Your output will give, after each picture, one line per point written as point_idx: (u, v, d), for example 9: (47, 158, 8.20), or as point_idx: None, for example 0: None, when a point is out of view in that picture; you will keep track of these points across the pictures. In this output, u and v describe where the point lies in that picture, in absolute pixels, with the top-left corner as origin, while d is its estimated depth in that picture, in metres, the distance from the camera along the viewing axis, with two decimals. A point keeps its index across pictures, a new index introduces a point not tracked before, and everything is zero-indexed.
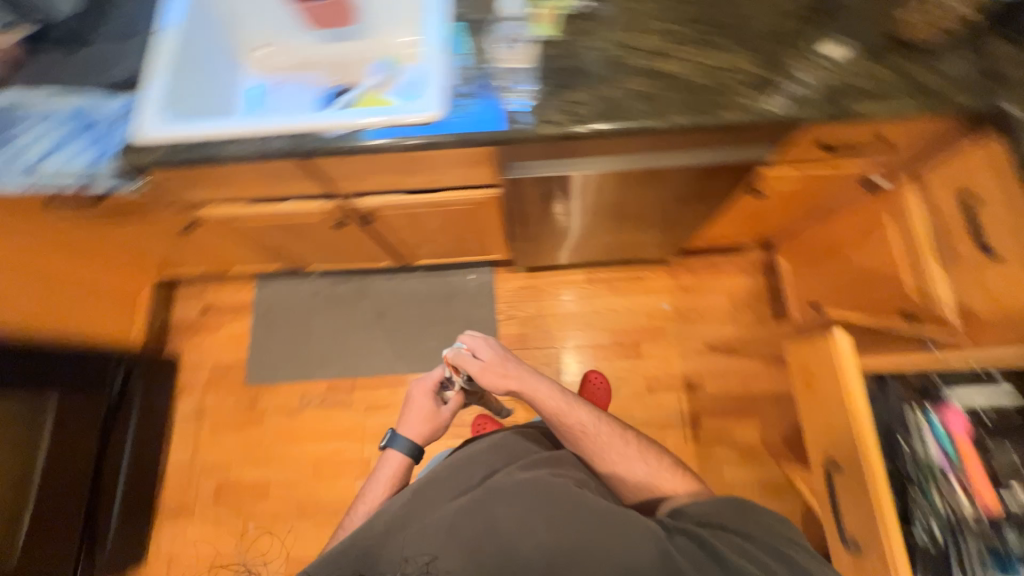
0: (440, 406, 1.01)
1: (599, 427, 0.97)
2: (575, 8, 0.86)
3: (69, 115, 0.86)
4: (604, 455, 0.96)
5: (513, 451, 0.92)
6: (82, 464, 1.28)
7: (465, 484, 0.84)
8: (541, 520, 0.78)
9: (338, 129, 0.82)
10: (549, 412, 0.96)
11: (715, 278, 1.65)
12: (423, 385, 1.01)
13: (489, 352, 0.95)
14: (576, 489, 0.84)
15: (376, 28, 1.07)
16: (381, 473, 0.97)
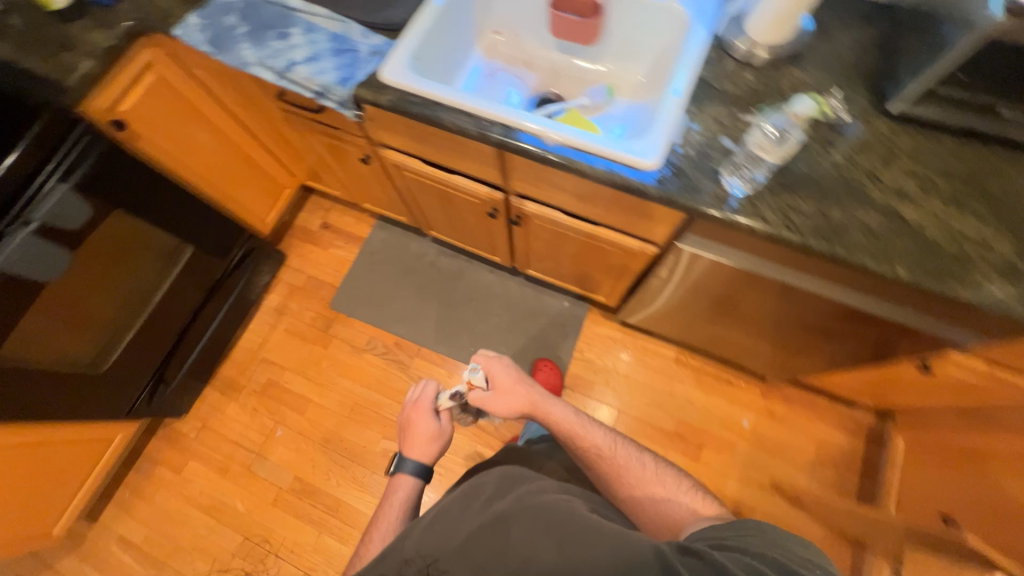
0: (441, 424, 0.98)
1: (614, 450, 0.93)
2: (834, 119, 0.81)
3: (332, 35, 0.94)
4: (619, 478, 0.90)
5: (520, 478, 0.82)
6: (180, 313, 1.42)
7: (468, 511, 0.76)
8: (538, 542, 0.67)
9: (553, 139, 0.83)
10: (561, 432, 0.95)
11: (810, 421, 1.50)
12: (419, 407, 0.99)
13: (511, 371, 1.00)
14: (580, 510, 0.72)
15: (611, 56, 1.08)
16: (394, 496, 0.92)
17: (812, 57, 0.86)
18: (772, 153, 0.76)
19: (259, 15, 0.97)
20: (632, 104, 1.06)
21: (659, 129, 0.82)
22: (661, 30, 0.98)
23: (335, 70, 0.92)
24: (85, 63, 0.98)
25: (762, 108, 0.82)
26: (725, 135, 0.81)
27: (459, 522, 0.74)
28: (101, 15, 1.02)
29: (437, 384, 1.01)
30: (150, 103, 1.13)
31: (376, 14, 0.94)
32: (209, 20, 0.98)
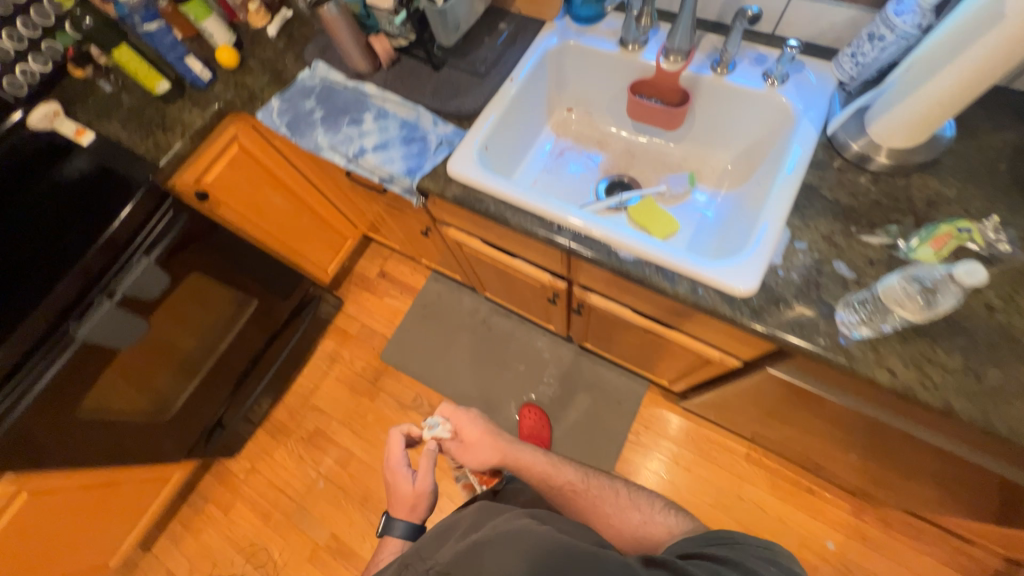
0: (417, 476, 0.85)
1: (587, 484, 0.87)
2: (988, 248, 0.65)
3: (403, 122, 0.93)
4: (595, 510, 0.83)
5: (498, 511, 0.67)
6: (240, 361, 1.47)
7: (436, 549, 0.63)
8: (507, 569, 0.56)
9: (628, 250, 0.75)
10: (532, 477, 0.88)
11: (911, 551, 1.27)
12: (391, 457, 0.87)
13: (479, 424, 0.93)
14: (559, 533, 0.59)
15: (695, 141, 0.98)
16: (379, 563, 0.82)
17: (954, 164, 0.72)
18: (913, 312, 0.61)
19: (335, 100, 0.99)
20: (717, 195, 0.95)
21: (756, 246, 0.71)
22: (759, 121, 0.87)
23: (403, 159, 0.90)
24: (178, 142, 1.04)
25: (888, 227, 0.69)
26: (839, 259, 0.69)
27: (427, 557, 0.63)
28: (196, 96, 1.08)
29: (409, 426, 0.90)
30: (231, 173, 1.19)
31: (448, 102, 0.92)
32: (289, 104, 1.01)
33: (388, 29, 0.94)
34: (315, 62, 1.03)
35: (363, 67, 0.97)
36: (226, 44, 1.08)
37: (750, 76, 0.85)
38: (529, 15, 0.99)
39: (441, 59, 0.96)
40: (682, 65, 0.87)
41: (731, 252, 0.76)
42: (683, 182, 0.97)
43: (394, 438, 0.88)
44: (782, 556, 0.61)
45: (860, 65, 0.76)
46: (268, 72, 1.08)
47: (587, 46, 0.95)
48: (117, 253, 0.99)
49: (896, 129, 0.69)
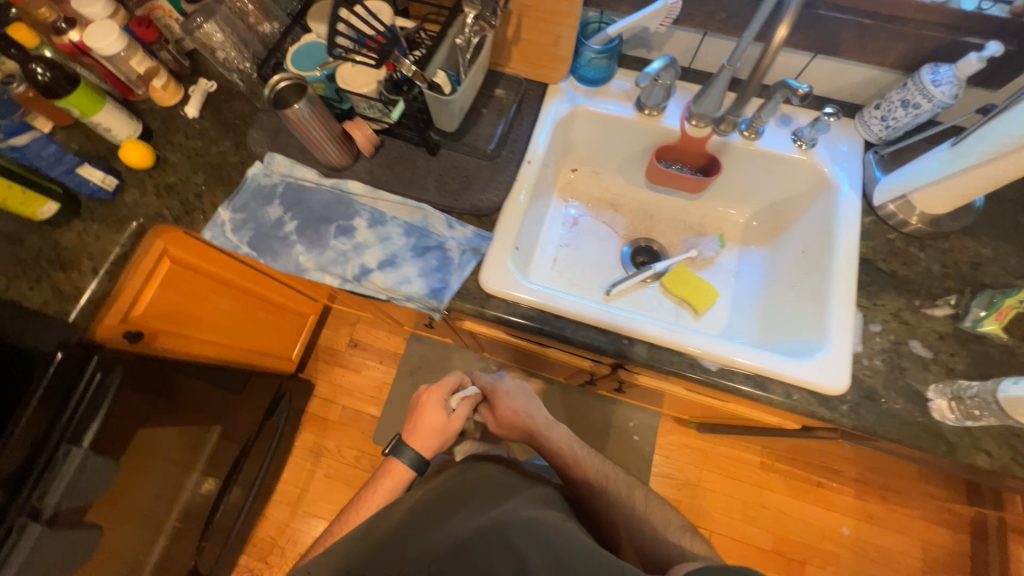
0: (451, 418, 0.84)
1: (611, 482, 0.78)
2: None
3: (409, 228, 0.77)
4: (614, 508, 0.75)
5: (507, 491, 0.73)
6: (210, 498, 1.21)
7: (455, 513, 0.68)
8: (526, 557, 0.59)
9: (709, 359, 0.69)
10: (557, 456, 0.82)
11: (909, 519, 1.43)
12: (435, 392, 0.85)
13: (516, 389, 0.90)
14: (570, 531, 0.64)
15: (717, 198, 0.94)
16: (380, 483, 0.81)
17: (983, 223, 0.75)
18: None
19: (310, 204, 0.79)
20: (746, 253, 0.93)
21: (836, 337, 0.69)
22: (790, 182, 0.84)
23: (422, 276, 0.74)
24: (91, 283, 0.77)
25: (947, 298, 0.70)
26: (913, 338, 0.69)
27: (449, 521, 0.66)
28: (102, 212, 0.81)
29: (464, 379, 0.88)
30: (166, 295, 0.92)
31: (460, 197, 0.78)
32: (245, 213, 0.79)
33: (365, 112, 0.78)
34: (269, 155, 0.81)
35: (340, 162, 0.78)
36: (132, 139, 0.81)
37: (777, 138, 0.81)
38: (527, 76, 0.86)
39: (437, 143, 0.80)
40: (708, 132, 0.81)
41: (803, 337, 0.74)
42: (713, 245, 0.93)
43: (448, 381, 0.88)
44: None
45: (890, 128, 0.75)
46: (201, 169, 0.84)
47: (601, 111, 0.85)
48: (34, 452, 0.71)
49: (943, 199, 0.70)
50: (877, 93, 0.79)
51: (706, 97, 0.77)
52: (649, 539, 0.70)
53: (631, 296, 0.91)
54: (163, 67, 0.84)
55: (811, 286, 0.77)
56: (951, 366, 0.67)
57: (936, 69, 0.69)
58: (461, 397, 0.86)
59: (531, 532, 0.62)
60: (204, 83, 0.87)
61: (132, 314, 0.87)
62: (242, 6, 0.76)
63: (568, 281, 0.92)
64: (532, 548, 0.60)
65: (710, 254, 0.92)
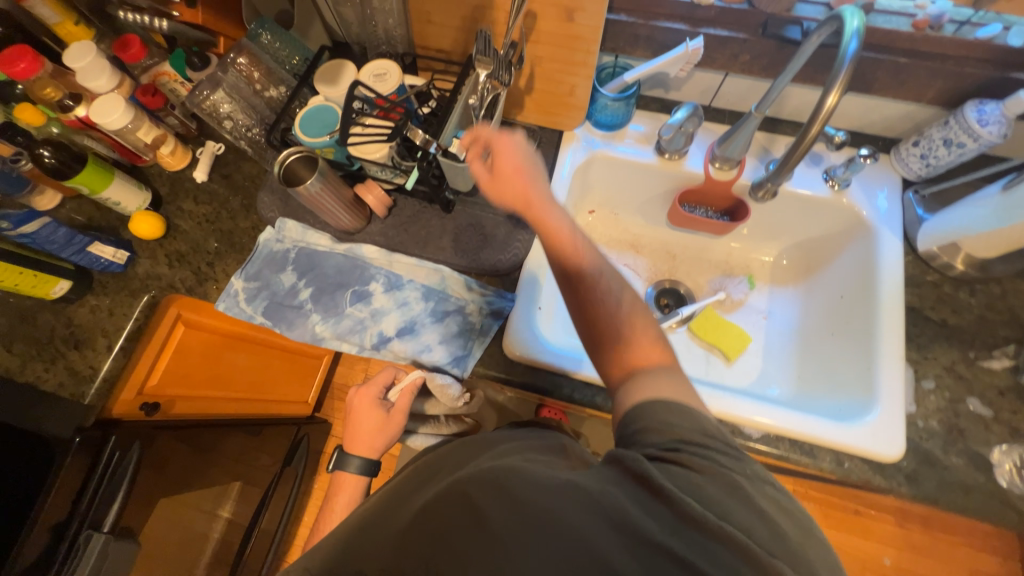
0: (389, 414, 0.77)
1: (603, 280, 0.54)
2: None
3: (427, 291, 0.74)
4: (594, 309, 0.52)
5: (471, 458, 0.53)
6: (229, 557, 1.17)
7: (408, 503, 0.48)
8: (486, 511, 0.40)
9: (750, 426, 0.65)
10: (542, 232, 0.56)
11: (954, 547, 1.35)
12: (365, 392, 0.77)
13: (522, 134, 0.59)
14: (541, 469, 0.44)
15: (745, 236, 0.90)
16: (335, 503, 0.76)
17: None
18: None
19: (324, 270, 0.77)
20: (777, 295, 0.88)
21: (888, 396, 0.64)
22: (824, 221, 0.80)
23: (443, 343, 0.71)
24: (105, 362, 0.75)
25: (1004, 348, 0.66)
26: (970, 394, 0.64)
27: (395, 517, 0.46)
28: (115, 285, 0.79)
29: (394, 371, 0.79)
30: (181, 361, 0.90)
31: (478, 257, 0.75)
32: (258, 281, 0.77)
33: (376, 174, 0.75)
34: (280, 220, 0.78)
35: (353, 226, 0.76)
36: (142, 211, 0.79)
37: (808, 179, 0.77)
38: (539, 125, 0.83)
39: (452, 200, 0.77)
40: (735, 174, 0.78)
41: (849, 396, 0.69)
42: (742, 286, 0.90)
43: (382, 377, 0.79)
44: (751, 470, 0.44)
45: (931, 166, 0.71)
46: (212, 235, 0.82)
47: (620, 156, 0.81)
48: (57, 537, 0.70)
49: (995, 244, 0.65)
50: (914, 127, 0.75)
51: (732, 142, 0.73)
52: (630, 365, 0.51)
53: None
54: (170, 133, 0.83)
55: (853, 337, 0.72)
56: (1014, 426, 0.62)
57: (981, 106, 0.64)
58: (394, 390, 0.76)
59: (490, 479, 0.42)
60: (212, 146, 0.85)
61: (148, 384, 0.85)
62: (248, 73, 0.75)
63: None
64: (489, 497, 0.40)
65: (739, 295, 0.89)
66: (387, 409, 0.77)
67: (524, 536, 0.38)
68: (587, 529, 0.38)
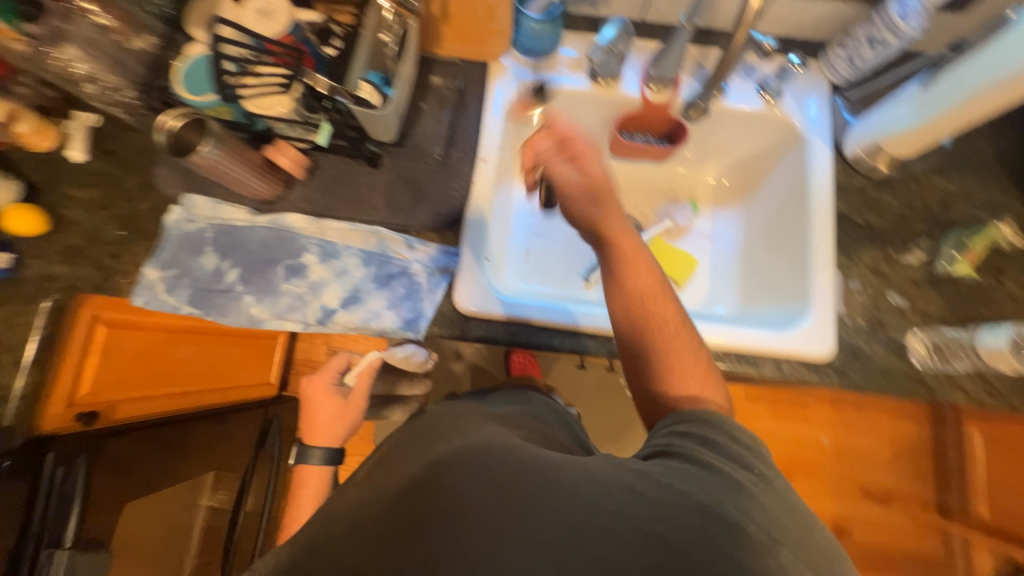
0: (348, 397, 0.76)
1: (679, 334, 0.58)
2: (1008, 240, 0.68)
3: (367, 256, 0.70)
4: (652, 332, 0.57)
5: (450, 423, 0.56)
6: (220, 542, 1.18)
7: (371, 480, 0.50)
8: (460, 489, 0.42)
9: (702, 346, 0.68)
10: (643, 304, 0.58)
11: (878, 418, 1.54)
12: (320, 380, 0.77)
13: (590, 209, 0.61)
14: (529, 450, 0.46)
15: (686, 160, 0.90)
16: (302, 496, 0.71)
17: (950, 158, 0.74)
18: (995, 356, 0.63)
19: (248, 247, 0.70)
20: (720, 217, 0.90)
21: (819, 301, 0.69)
22: (760, 136, 0.81)
23: (392, 308, 0.68)
24: (19, 379, 0.69)
25: (920, 242, 0.71)
26: (890, 289, 0.69)
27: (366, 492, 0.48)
28: (5, 294, 0.70)
29: (349, 355, 0.79)
30: (111, 363, 0.83)
31: (416, 213, 0.71)
32: (176, 269, 0.69)
33: (285, 131, 0.67)
34: (186, 197, 0.70)
35: (270, 192, 0.69)
36: (14, 204, 0.68)
37: (743, 93, 0.76)
38: (463, 58, 0.76)
39: (378, 154, 0.71)
40: (669, 95, 0.75)
41: (786, 305, 0.74)
42: (687, 212, 0.90)
43: (336, 364, 0.80)
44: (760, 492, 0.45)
45: (857, 69, 0.72)
46: (109, 222, 0.72)
47: (553, 85, 0.78)
48: None
49: (913, 143, 0.67)
50: (841, 26, 0.74)
51: (665, 59, 0.71)
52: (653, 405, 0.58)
53: None
54: (24, 106, 0.69)
55: (790, 247, 0.76)
56: (926, 312, 0.68)
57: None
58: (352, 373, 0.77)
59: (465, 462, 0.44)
60: (85, 118, 0.73)
61: (78, 395, 0.78)
62: (102, 22, 0.63)
63: (545, 274, 0.86)
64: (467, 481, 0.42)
65: (684, 221, 0.89)
66: (343, 392, 0.77)
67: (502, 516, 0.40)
68: (584, 496, 0.42)
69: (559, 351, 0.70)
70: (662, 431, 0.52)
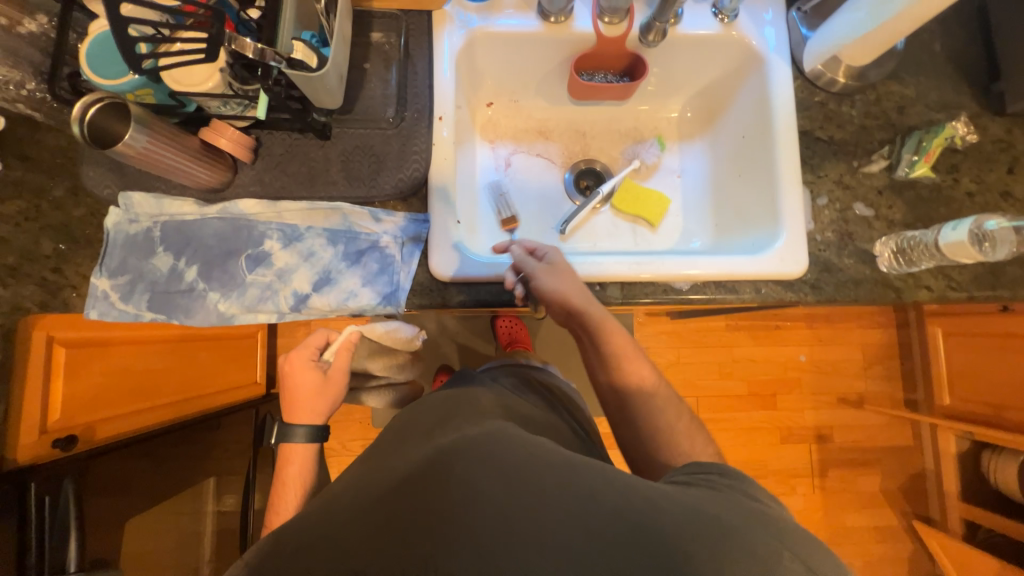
0: (330, 373, 0.73)
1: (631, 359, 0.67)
2: (963, 137, 0.70)
3: (332, 234, 0.67)
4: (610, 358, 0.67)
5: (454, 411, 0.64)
6: (232, 544, 1.18)
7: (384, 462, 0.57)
8: (470, 480, 0.48)
9: (682, 280, 0.69)
10: (608, 335, 0.65)
11: (850, 330, 1.63)
12: (298, 355, 0.73)
13: (557, 287, 0.62)
14: (537, 445, 0.52)
15: (646, 97, 0.88)
16: (286, 475, 0.69)
17: (905, 62, 0.74)
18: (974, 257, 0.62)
19: (203, 241, 0.66)
20: (687, 152, 0.89)
21: (790, 222, 0.70)
22: (716, 62, 0.80)
23: (368, 285, 0.66)
24: None
25: (882, 151, 0.72)
26: (856, 201, 0.71)
27: (386, 467, 0.55)
28: None
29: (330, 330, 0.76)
30: (78, 385, 0.79)
31: (377, 182, 0.67)
32: (128, 274, 0.65)
33: (220, 111, 0.62)
34: (123, 196, 0.65)
35: (215, 181, 0.64)
36: None
37: (698, 17, 0.75)
38: (403, 9, 0.71)
39: (327, 124, 0.66)
40: (625, 27, 0.72)
41: (757, 230, 0.75)
42: (654, 149, 0.89)
43: (315, 340, 0.75)
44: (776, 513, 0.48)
45: None
46: (42, 234, 0.66)
47: (502, 29, 0.74)
48: None
49: (868, 51, 0.66)
50: None
51: None
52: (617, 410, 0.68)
53: (586, 228, 0.87)
54: None
55: (756, 172, 0.76)
56: (891, 219, 0.70)
57: None
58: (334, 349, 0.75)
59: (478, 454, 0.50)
60: None
61: (51, 421, 0.74)
62: None
63: (519, 231, 0.85)
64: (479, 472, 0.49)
65: (652, 159, 0.89)
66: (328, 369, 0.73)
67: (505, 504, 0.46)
68: (576, 478, 0.48)
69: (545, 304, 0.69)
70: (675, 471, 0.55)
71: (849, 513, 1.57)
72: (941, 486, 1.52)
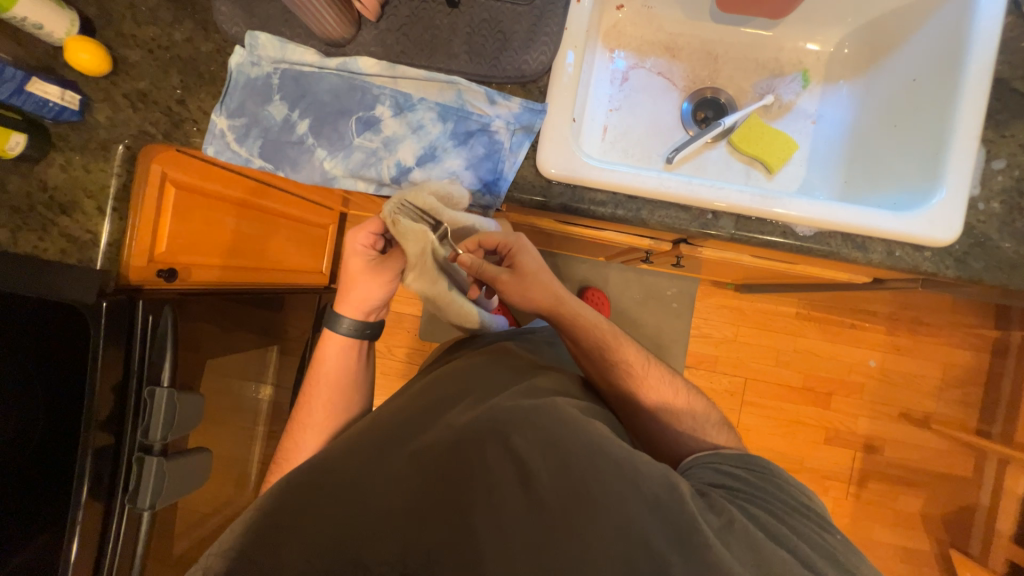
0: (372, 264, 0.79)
1: (622, 344, 0.75)
2: None
3: (444, 110, 0.64)
4: (596, 357, 0.74)
5: (509, 381, 0.71)
6: (283, 411, 1.27)
7: (446, 414, 0.66)
8: (526, 457, 0.55)
9: (804, 225, 0.62)
10: (589, 344, 0.74)
11: (934, 345, 1.50)
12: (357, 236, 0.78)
13: (526, 292, 0.72)
14: (586, 433, 0.59)
15: (802, 21, 0.77)
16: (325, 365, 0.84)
17: None
18: None
19: (318, 95, 0.65)
20: (831, 95, 0.79)
21: (953, 181, 0.60)
22: None
23: (470, 169, 0.65)
24: (102, 224, 0.70)
25: None
26: None
27: (450, 423, 0.63)
28: (79, 139, 0.68)
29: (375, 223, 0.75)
30: (182, 225, 0.85)
31: (499, 61, 0.63)
32: (244, 117, 0.66)
33: None
34: (250, 35, 0.64)
35: (339, 33, 0.63)
36: (74, 37, 0.64)
37: None
38: None
39: None
40: None
41: (898, 191, 0.66)
42: (794, 85, 0.79)
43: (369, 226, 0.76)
44: (803, 523, 0.57)
45: None
46: (171, 65, 0.67)
47: None
48: (121, 397, 0.73)
49: None
50: None
51: None
52: (628, 384, 0.74)
53: (695, 161, 0.80)
54: None
55: (918, 124, 0.66)
56: None
57: None
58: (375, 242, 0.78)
59: (540, 434, 0.58)
60: None
61: (157, 252, 0.81)
62: None
63: (622, 152, 0.80)
64: (535, 453, 0.56)
65: (789, 98, 0.79)
66: (381, 265, 0.78)
67: (558, 487, 0.53)
68: (636, 478, 0.55)
69: (648, 222, 0.65)
70: (709, 467, 0.65)
71: (878, 527, 1.51)
72: (992, 523, 1.43)
